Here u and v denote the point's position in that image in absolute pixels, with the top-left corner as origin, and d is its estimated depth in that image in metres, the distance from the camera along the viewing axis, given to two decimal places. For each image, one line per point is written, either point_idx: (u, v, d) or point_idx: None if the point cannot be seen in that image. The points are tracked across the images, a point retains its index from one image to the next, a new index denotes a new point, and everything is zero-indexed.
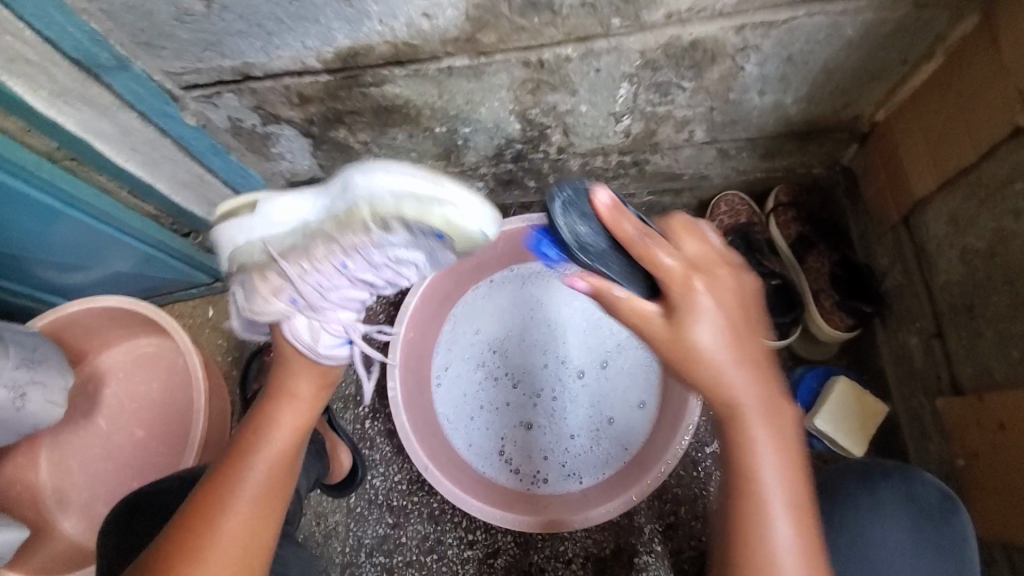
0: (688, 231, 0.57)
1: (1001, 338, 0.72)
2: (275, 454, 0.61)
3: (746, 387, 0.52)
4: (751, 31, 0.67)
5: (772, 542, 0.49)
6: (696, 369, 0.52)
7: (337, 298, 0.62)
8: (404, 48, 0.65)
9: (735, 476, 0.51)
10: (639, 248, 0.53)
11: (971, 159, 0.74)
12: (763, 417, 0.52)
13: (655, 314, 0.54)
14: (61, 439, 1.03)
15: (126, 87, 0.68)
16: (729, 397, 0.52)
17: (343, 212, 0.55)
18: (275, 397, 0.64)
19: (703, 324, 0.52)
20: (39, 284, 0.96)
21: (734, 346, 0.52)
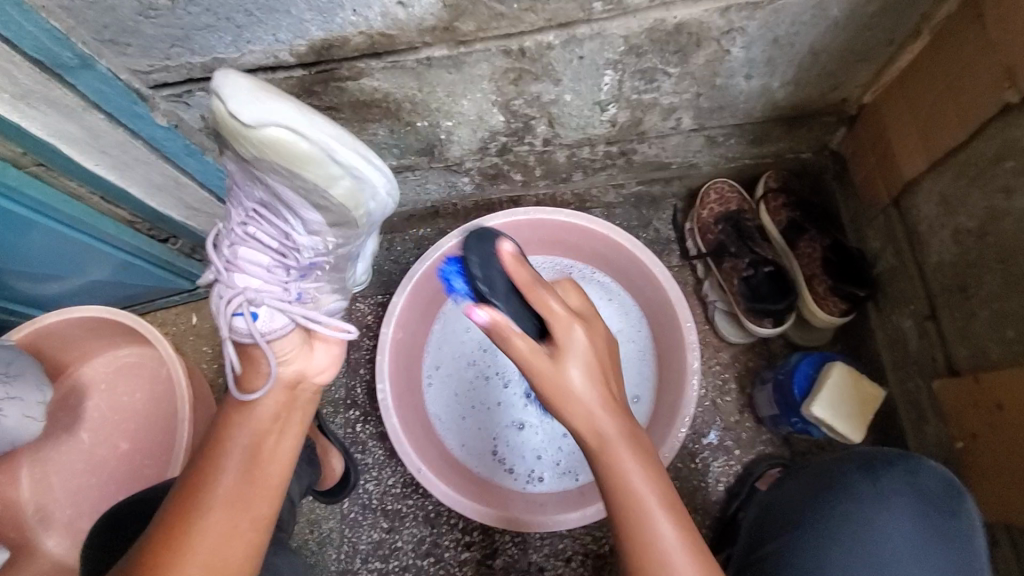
0: (572, 288, 0.64)
1: (998, 317, 0.71)
2: (243, 456, 0.61)
3: (626, 442, 0.55)
4: (736, 13, 0.65)
5: (664, 555, 0.52)
6: (565, 404, 0.56)
7: (243, 261, 0.64)
8: (381, 39, 0.63)
9: (630, 509, 0.53)
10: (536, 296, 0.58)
11: (960, 138, 0.73)
12: (662, 504, 0.54)
13: (542, 353, 0.57)
14: (43, 455, 1.01)
15: (91, 88, 0.64)
16: (604, 431, 0.55)
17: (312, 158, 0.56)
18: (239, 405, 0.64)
19: (571, 400, 0.56)
20: (14, 296, 0.93)
21: (604, 407, 0.56)
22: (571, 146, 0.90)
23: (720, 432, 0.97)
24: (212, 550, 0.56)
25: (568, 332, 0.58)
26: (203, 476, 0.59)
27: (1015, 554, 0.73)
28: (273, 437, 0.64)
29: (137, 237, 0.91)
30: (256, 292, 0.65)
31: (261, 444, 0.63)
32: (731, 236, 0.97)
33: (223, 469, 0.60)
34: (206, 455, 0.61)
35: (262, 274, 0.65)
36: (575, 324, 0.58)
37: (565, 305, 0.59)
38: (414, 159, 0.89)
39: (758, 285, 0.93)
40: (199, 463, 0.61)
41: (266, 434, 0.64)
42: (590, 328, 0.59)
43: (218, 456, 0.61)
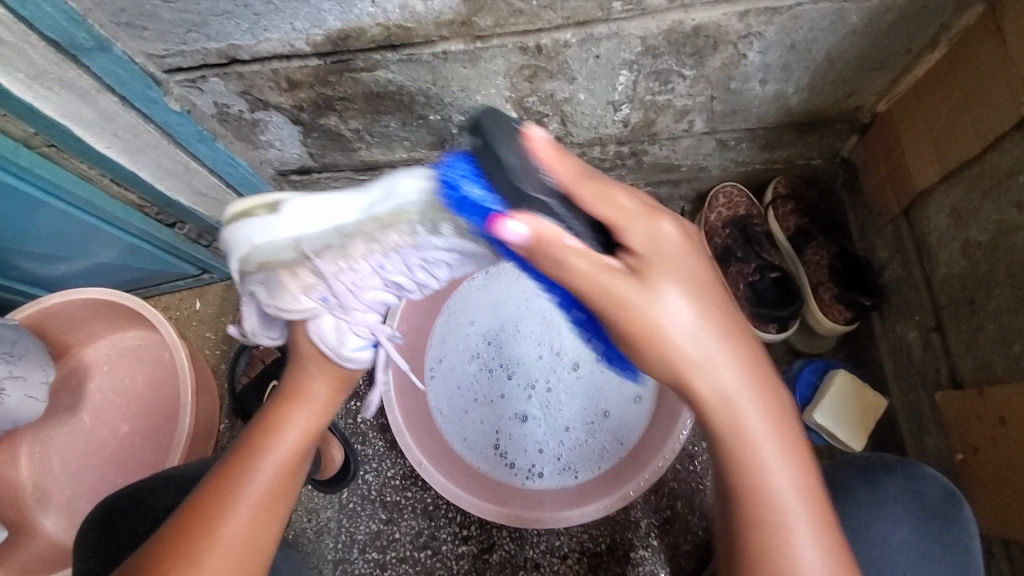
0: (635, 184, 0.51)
1: (1003, 331, 0.72)
2: (280, 462, 0.58)
3: (764, 437, 0.46)
4: (755, 17, 0.65)
5: (789, 551, 0.44)
6: (666, 339, 0.46)
7: (365, 299, 0.62)
8: (398, 31, 0.63)
9: (756, 527, 0.45)
10: (591, 184, 0.46)
11: (974, 151, 0.72)
12: (804, 515, 0.45)
13: (614, 268, 0.46)
14: (46, 435, 1.01)
15: (104, 69, 0.63)
16: (749, 453, 0.46)
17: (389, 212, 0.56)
18: (286, 397, 0.62)
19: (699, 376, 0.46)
20: (22, 276, 0.93)
21: (710, 340, 0.46)
22: (582, 145, 0.90)
23: None
24: (231, 558, 0.53)
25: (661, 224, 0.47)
26: (239, 476, 0.56)
27: (1008, 565, 0.73)
28: (316, 440, 0.62)
29: (145, 220, 0.91)
30: (379, 329, 0.65)
31: (302, 448, 0.60)
32: (739, 240, 0.97)
33: (259, 471, 0.57)
34: (242, 454, 0.58)
35: (383, 310, 0.65)
36: (659, 220, 0.47)
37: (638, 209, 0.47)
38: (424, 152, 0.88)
39: (763, 291, 0.93)
40: (238, 456, 0.58)
41: (309, 441, 0.61)
42: (661, 265, 0.46)
43: (256, 457, 0.57)
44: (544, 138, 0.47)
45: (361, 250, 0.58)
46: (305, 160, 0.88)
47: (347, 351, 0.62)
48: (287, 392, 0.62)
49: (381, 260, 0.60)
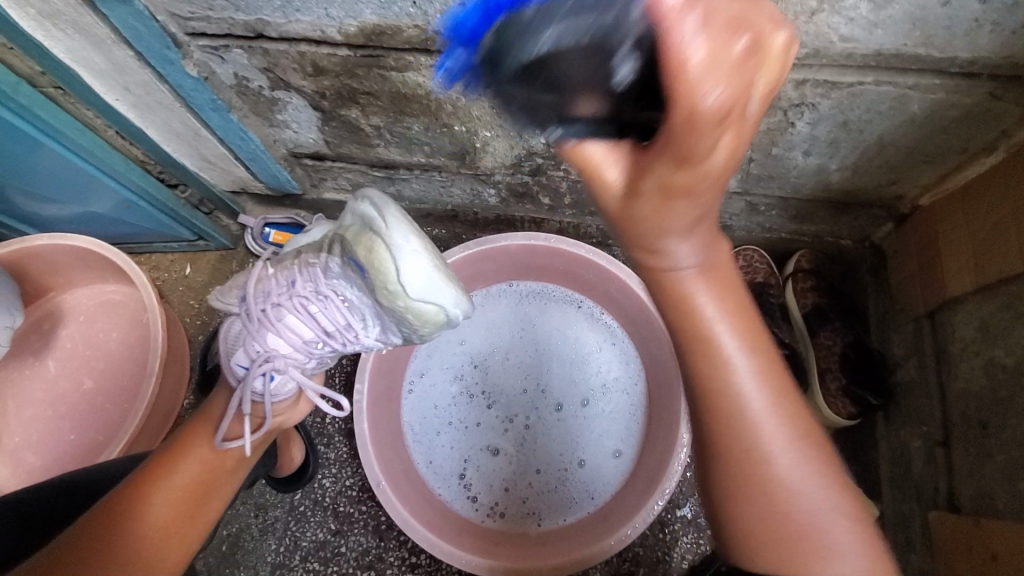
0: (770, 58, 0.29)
1: (1013, 466, 0.66)
2: (182, 490, 0.59)
3: (757, 378, 0.45)
4: (811, 88, 0.61)
5: (754, 413, 0.45)
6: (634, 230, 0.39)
7: (279, 322, 0.65)
8: (436, 37, 0.60)
9: (740, 465, 0.46)
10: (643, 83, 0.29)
11: (1014, 270, 0.67)
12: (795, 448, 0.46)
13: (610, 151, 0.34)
14: (9, 375, 0.98)
15: (123, 22, 0.60)
16: (751, 402, 0.45)
17: (355, 233, 0.60)
18: (196, 424, 0.65)
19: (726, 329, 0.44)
20: (12, 212, 0.91)
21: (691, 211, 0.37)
22: None
23: (695, 507, 0.91)
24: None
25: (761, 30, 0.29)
26: (140, 496, 0.56)
27: None
28: (219, 474, 0.63)
29: (144, 178, 0.87)
30: (281, 358, 0.66)
31: (204, 481, 0.61)
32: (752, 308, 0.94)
33: (157, 498, 0.57)
34: (137, 481, 0.57)
35: (296, 344, 0.66)
36: (725, 131, 0.31)
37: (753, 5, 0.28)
38: (443, 160, 0.84)
39: None
40: (143, 476, 0.58)
41: (213, 473, 0.62)
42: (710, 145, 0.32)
43: (156, 483, 0.58)
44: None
45: (287, 266, 0.67)
46: (320, 147, 0.84)
47: (240, 363, 0.66)
48: (204, 428, 0.64)
49: (294, 279, 0.65)
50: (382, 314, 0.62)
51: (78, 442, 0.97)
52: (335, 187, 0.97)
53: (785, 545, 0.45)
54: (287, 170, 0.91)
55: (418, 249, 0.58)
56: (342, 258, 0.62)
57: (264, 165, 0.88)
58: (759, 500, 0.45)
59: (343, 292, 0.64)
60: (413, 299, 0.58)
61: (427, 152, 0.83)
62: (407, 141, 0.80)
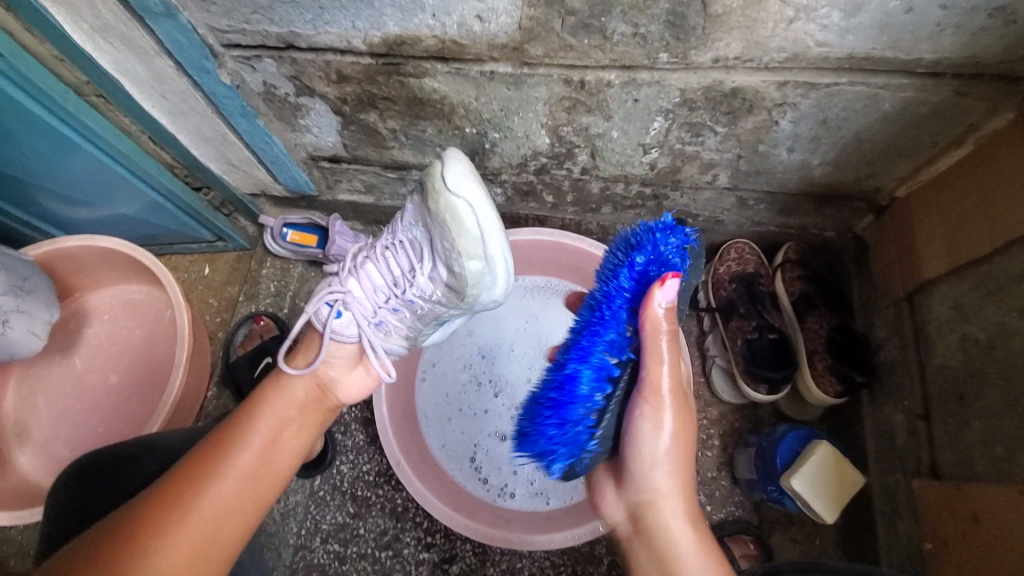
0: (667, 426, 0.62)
1: (989, 431, 0.72)
2: (244, 469, 0.62)
3: (681, 470, 0.60)
4: (793, 89, 0.68)
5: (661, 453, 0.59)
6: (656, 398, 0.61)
7: (358, 268, 0.75)
8: (452, 46, 0.66)
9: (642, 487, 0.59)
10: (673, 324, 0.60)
11: (985, 251, 0.73)
12: (697, 527, 0.59)
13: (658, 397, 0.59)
14: (37, 373, 1.03)
15: (168, 35, 0.66)
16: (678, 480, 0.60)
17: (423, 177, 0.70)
18: (270, 383, 0.69)
19: (677, 433, 0.60)
20: (45, 214, 0.96)
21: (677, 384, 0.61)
22: (607, 180, 0.92)
23: None
24: (185, 556, 0.56)
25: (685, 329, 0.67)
26: (219, 453, 0.62)
27: None
28: (292, 429, 0.68)
29: (172, 180, 0.93)
30: (352, 298, 0.73)
31: (266, 458, 0.64)
32: (743, 296, 0.99)
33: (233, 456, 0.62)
34: (204, 457, 0.62)
35: (367, 289, 0.74)
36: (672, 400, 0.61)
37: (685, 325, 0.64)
38: None
39: (759, 350, 0.95)
40: (223, 433, 0.64)
41: (285, 429, 0.67)
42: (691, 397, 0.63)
43: (220, 461, 0.61)
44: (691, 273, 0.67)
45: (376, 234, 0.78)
46: (338, 150, 0.89)
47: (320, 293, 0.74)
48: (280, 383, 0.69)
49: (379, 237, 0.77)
50: (434, 232, 0.68)
51: (105, 434, 1.01)
52: (349, 188, 1.02)
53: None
54: (305, 173, 0.96)
55: (463, 170, 0.66)
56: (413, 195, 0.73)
57: (285, 168, 0.94)
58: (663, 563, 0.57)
59: (411, 232, 0.72)
60: (450, 199, 0.65)
61: (438, 154, 0.89)
62: (420, 143, 0.86)
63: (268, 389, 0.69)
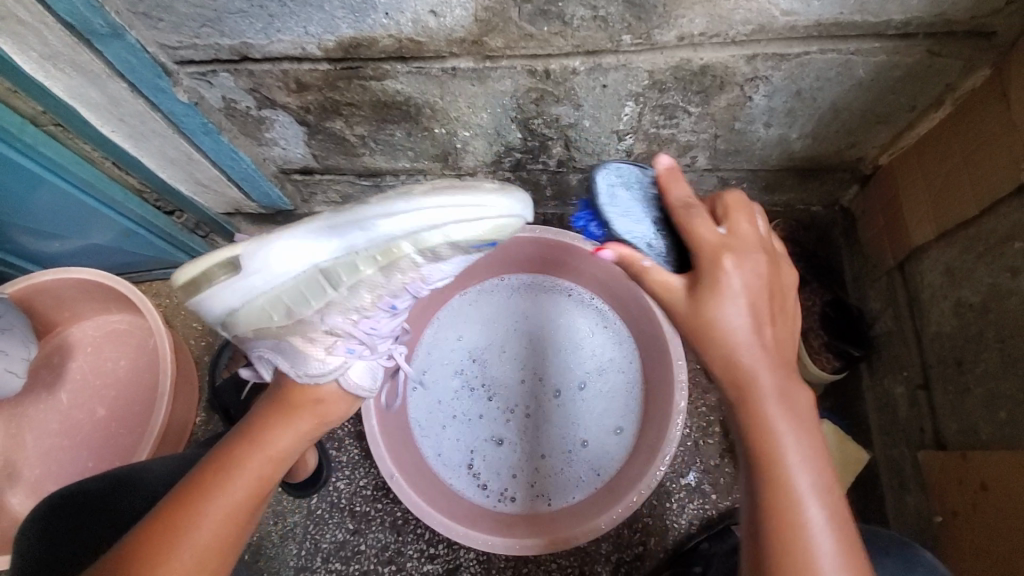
0: (711, 291, 0.53)
1: (990, 398, 0.70)
2: (212, 535, 0.58)
3: (757, 335, 0.53)
4: (762, 62, 0.66)
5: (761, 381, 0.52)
6: (712, 343, 0.54)
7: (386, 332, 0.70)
8: (410, 44, 0.64)
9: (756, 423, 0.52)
10: (679, 215, 0.57)
11: (971, 213, 0.72)
12: (783, 404, 0.52)
13: (677, 288, 0.56)
14: (21, 412, 1.00)
15: (118, 56, 0.64)
16: (741, 345, 0.53)
17: (381, 253, 0.57)
18: (248, 439, 0.65)
19: (730, 300, 0.53)
20: (18, 250, 0.94)
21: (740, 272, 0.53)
22: (584, 171, 0.90)
23: (698, 474, 0.95)
24: None
25: (733, 197, 0.58)
26: (188, 515, 0.57)
27: None
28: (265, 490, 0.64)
29: (142, 206, 0.91)
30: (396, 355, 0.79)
31: (253, 496, 0.62)
32: None
33: (205, 518, 0.58)
34: (172, 518, 0.57)
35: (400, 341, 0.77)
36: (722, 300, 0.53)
37: (695, 200, 0.58)
38: (426, 164, 0.88)
39: None
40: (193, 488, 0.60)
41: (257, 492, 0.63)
42: (762, 261, 0.55)
43: (210, 497, 0.59)
44: (665, 163, 0.60)
45: (368, 298, 0.63)
46: (308, 161, 0.88)
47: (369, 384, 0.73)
48: (257, 438, 0.65)
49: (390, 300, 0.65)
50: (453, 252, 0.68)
51: (96, 469, 0.99)
52: (325, 200, 1.01)
53: (755, 482, 0.51)
54: (278, 188, 0.95)
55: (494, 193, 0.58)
56: (451, 246, 0.58)
57: (257, 185, 0.92)
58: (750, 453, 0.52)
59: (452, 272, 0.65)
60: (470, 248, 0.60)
61: (410, 157, 0.87)
62: (390, 148, 0.84)
63: (257, 423, 0.66)
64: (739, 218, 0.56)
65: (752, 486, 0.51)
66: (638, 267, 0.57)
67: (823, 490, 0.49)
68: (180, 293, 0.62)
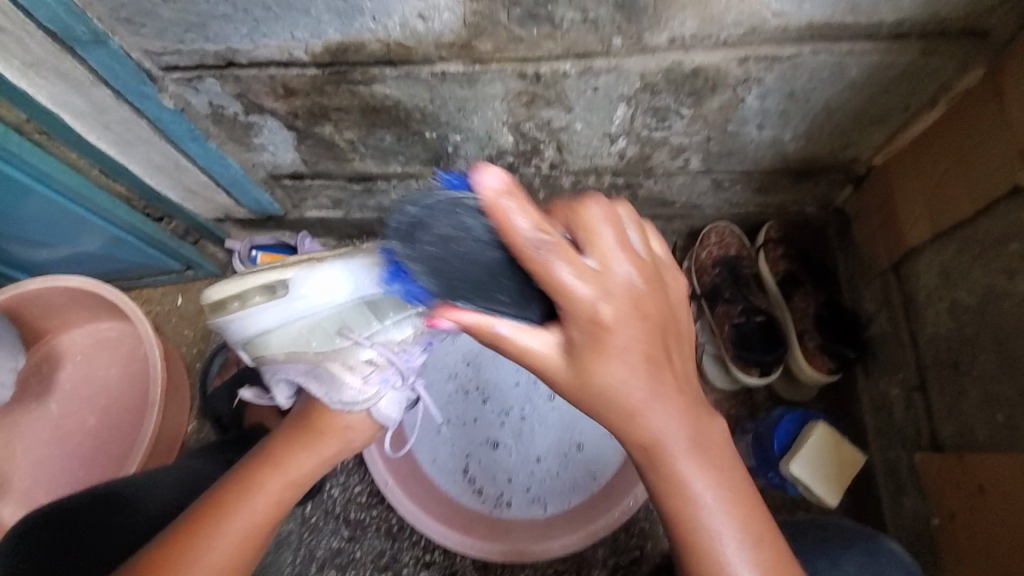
0: (514, 340, 0.47)
1: (987, 399, 0.70)
2: (228, 555, 0.58)
3: (670, 392, 0.48)
4: (755, 64, 0.65)
5: (677, 449, 0.48)
6: (619, 404, 0.47)
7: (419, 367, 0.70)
8: (398, 48, 0.63)
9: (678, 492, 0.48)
10: (534, 262, 0.43)
11: (967, 214, 0.71)
12: (689, 453, 0.48)
13: (552, 350, 0.47)
14: (9, 423, 0.99)
15: (101, 62, 0.63)
16: (632, 406, 0.47)
17: (440, 297, 0.54)
18: (268, 463, 0.65)
19: (614, 360, 0.46)
20: (4, 259, 0.93)
21: (641, 322, 0.47)
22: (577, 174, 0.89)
23: None
24: None
25: (591, 210, 0.47)
26: (204, 534, 0.57)
27: None
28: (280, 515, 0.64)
29: (131, 213, 0.89)
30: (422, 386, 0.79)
31: (268, 520, 0.62)
32: (727, 281, 0.97)
33: (221, 539, 0.58)
34: (190, 535, 0.57)
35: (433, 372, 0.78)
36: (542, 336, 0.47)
37: (549, 232, 0.43)
38: (417, 168, 0.88)
39: (748, 333, 0.93)
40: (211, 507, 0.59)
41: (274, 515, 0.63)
42: (637, 300, 0.46)
43: (227, 517, 0.59)
44: (493, 180, 0.41)
45: (413, 334, 0.61)
46: (298, 166, 0.87)
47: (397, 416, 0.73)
48: (277, 460, 0.65)
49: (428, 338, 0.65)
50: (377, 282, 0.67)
51: (87, 479, 0.98)
52: (316, 205, 1.00)
53: (678, 547, 0.49)
54: (268, 193, 0.94)
55: None
56: None
57: (246, 190, 0.91)
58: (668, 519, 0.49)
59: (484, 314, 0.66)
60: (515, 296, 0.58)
61: (401, 162, 0.86)
62: (381, 152, 0.83)
63: (280, 445, 0.67)
64: (604, 233, 0.47)
65: (674, 551, 0.50)
66: (493, 336, 0.47)
67: (745, 534, 0.47)
68: (214, 308, 0.57)
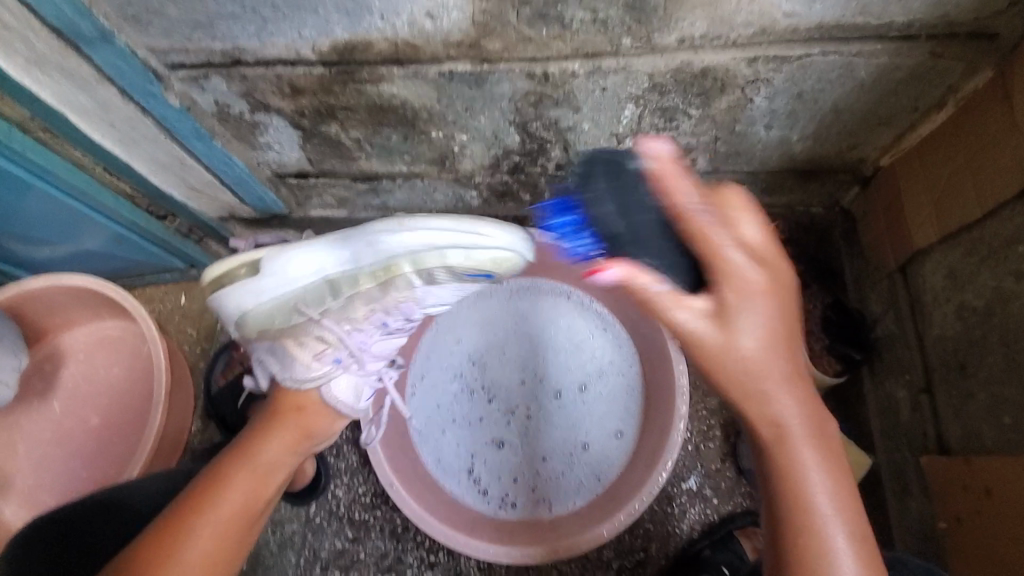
0: (725, 320, 0.50)
1: (994, 401, 0.70)
2: (212, 545, 0.59)
3: (778, 365, 0.50)
4: (764, 64, 0.65)
5: (791, 428, 0.50)
6: (738, 374, 0.50)
7: (376, 352, 0.73)
8: (406, 47, 0.63)
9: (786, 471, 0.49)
10: (694, 224, 0.50)
11: (975, 216, 0.71)
12: (810, 434, 0.50)
13: (699, 313, 0.50)
14: (12, 421, 0.99)
15: (107, 61, 0.63)
16: (768, 380, 0.50)
17: (381, 271, 0.61)
18: (242, 454, 0.67)
19: (749, 327, 0.49)
20: (7, 257, 0.93)
21: (775, 299, 0.50)
22: None
23: (700, 479, 0.94)
24: None
25: (733, 194, 0.52)
26: (189, 525, 0.59)
27: None
28: (261, 501, 0.66)
29: (134, 211, 0.89)
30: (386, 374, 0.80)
31: (248, 508, 0.64)
32: None
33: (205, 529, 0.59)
34: (172, 529, 0.58)
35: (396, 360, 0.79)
36: (740, 324, 0.50)
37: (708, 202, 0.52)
38: (423, 167, 0.87)
39: None
40: (191, 500, 0.61)
41: (253, 502, 0.65)
42: (777, 277, 0.50)
43: (209, 507, 0.61)
44: (662, 150, 0.51)
45: (363, 312, 0.66)
46: (303, 165, 0.86)
47: (351, 402, 0.75)
48: (251, 451, 0.67)
49: (382, 319, 0.69)
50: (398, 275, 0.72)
51: (91, 478, 0.98)
52: (320, 204, 0.99)
53: (781, 528, 0.49)
54: (272, 191, 0.93)
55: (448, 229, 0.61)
56: (447, 271, 0.62)
57: (250, 188, 0.91)
58: (779, 500, 0.49)
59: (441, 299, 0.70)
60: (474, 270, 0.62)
61: (407, 161, 0.86)
62: (387, 151, 0.83)
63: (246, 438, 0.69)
64: (746, 222, 0.52)
65: (774, 532, 0.50)
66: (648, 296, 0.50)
67: (849, 525, 0.49)
68: (206, 289, 0.65)
